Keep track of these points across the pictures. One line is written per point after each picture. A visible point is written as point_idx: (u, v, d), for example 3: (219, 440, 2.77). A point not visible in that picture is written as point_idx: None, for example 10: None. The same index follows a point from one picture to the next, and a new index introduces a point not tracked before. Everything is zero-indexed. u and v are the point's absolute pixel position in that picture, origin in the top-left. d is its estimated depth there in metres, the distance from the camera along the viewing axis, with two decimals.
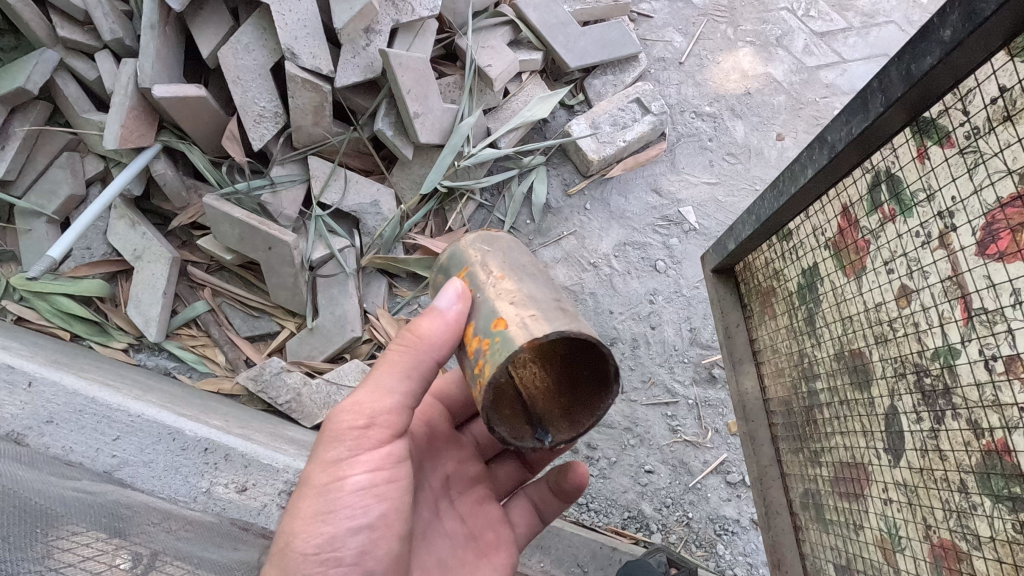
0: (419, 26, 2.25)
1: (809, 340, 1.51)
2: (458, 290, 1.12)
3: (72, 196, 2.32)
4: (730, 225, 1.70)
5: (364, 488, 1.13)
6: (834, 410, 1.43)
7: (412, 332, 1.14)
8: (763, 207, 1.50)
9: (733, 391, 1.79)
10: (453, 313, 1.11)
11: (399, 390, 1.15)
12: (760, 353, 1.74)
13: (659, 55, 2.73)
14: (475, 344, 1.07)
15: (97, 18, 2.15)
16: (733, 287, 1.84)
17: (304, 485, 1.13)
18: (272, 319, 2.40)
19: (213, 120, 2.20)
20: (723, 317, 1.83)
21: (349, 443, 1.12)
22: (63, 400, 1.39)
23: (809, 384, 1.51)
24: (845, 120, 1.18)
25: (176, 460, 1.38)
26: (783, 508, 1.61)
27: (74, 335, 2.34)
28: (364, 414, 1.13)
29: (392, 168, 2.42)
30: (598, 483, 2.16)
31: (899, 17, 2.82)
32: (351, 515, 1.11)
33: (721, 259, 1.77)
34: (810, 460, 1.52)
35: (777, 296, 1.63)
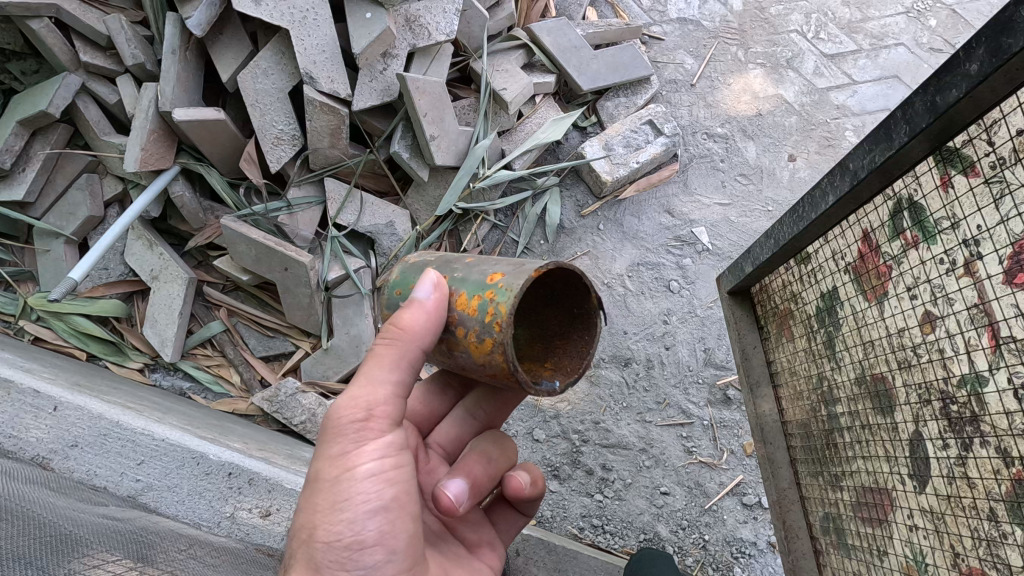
0: (435, 50, 2.27)
1: (829, 363, 1.50)
2: (431, 279, 1.14)
3: (90, 217, 2.34)
4: (747, 247, 1.70)
5: (375, 474, 1.10)
6: (855, 434, 1.42)
7: (391, 325, 1.11)
8: (782, 231, 1.50)
9: (750, 412, 1.79)
10: (432, 300, 1.12)
11: (394, 384, 1.12)
12: (778, 375, 1.73)
13: (670, 77, 2.76)
14: (465, 310, 1.11)
15: (120, 43, 2.18)
16: (750, 309, 1.84)
17: (317, 481, 1.10)
18: (286, 339, 2.41)
19: (232, 142, 2.22)
20: (740, 338, 1.82)
21: (354, 431, 1.09)
22: (87, 424, 1.40)
23: (829, 408, 1.51)
24: (868, 147, 1.19)
25: (200, 485, 1.39)
26: (804, 532, 1.60)
27: (90, 354, 2.35)
28: (361, 407, 1.09)
29: (407, 190, 2.44)
30: (614, 505, 2.16)
31: (908, 39, 2.84)
32: (365, 500, 1.08)
33: (739, 280, 1.77)
34: (830, 484, 1.51)
35: (795, 318, 1.63)
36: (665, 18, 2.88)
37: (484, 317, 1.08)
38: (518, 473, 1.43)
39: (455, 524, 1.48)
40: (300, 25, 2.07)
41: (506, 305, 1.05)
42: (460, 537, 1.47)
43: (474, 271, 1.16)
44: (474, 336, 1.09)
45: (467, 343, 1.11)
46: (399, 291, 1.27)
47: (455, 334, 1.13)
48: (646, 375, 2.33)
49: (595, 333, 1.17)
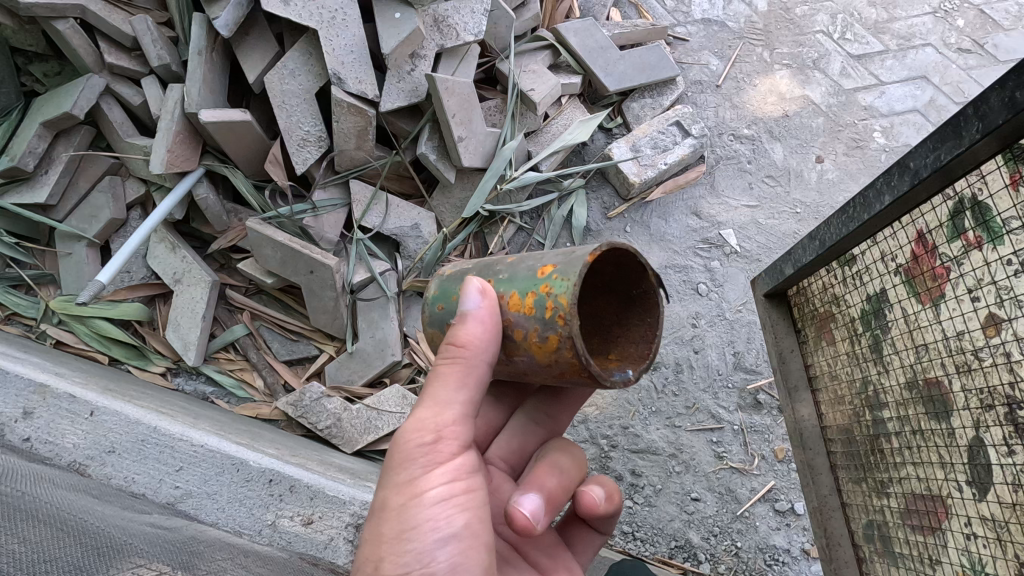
0: (463, 50, 2.25)
1: (874, 367, 1.48)
2: (479, 288, 1.14)
3: (112, 220, 2.32)
4: (787, 249, 1.63)
5: (444, 499, 1.07)
6: (905, 441, 1.41)
7: (451, 342, 1.11)
8: (828, 232, 1.46)
9: (788, 417, 1.72)
10: (482, 309, 1.11)
11: (459, 401, 1.11)
12: (817, 379, 1.67)
13: (695, 78, 2.73)
14: (519, 311, 1.10)
15: (146, 45, 2.16)
16: (787, 313, 1.75)
17: (384, 510, 1.08)
18: (310, 343, 2.38)
19: (257, 144, 2.20)
20: (777, 342, 1.74)
21: (422, 455, 1.08)
22: (125, 429, 1.37)
23: (875, 414, 1.48)
24: (932, 146, 1.16)
25: (241, 492, 1.36)
26: (846, 541, 1.55)
27: (113, 359, 2.32)
28: (428, 428, 1.08)
29: (432, 192, 2.41)
30: (644, 511, 2.12)
31: (935, 40, 2.82)
32: (434, 528, 1.05)
33: (777, 284, 1.68)
34: (876, 491, 1.47)
35: (836, 322, 1.59)
36: (689, 19, 2.86)
37: (544, 314, 1.06)
38: (592, 487, 1.36)
39: (526, 547, 1.43)
40: (328, 25, 2.04)
41: (566, 296, 1.03)
42: (532, 561, 1.42)
43: (519, 271, 1.14)
44: (535, 335, 1.08)
45: (529, 345, 1.09)
46: (441, 306, 1.25)
47: (514, 337, 1.11)
48: (675, 380, 2.29)
49: (657, 313, 1.15)
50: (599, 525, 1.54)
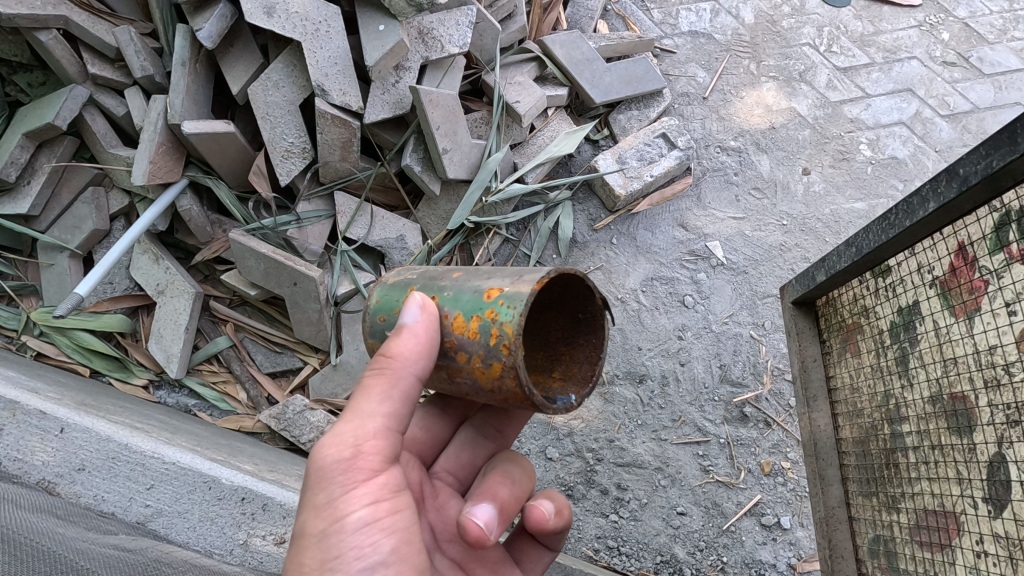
0: (448, 63, 2.25)
1: (899, 380, 1.54)
2: (420, 304, 1.13)
3: (95, 231, 2.30)
4: (820, 256, 1.63)
5: (367, 522, 1.08)
6: (922, 456, 1.46)
7: (382, 353, 1.10)
8: (867, 239, 1.46)
9: (804, 425, 1.76)
10: (419, 324, 1.11)
11: (383, 415, 1.10)
12: (836, 391, 1.72)
13: (682, 90, 2.74)
14: (463, 333, 1.11)
15: (129, 55, 2.16)
16: (814, 321, 1.79)
17: (304, 535, 1.09)
18: (294, 355, 2.36)
19: (241, 155, 2.19)
20: (800, 350, 1.78)
21: (341, 477, 1.08)
22: (96, 446, 1.36)
23: (895, 427, 1.54)
24: (984, 152, 1.15)
25: (213, 510, 1.35)
26: (849, 554, 1.59)
27: (94, 371, 2.30)
28: (350, 447, 1.08)
29: (418, 203, 2.40)
30: (629, 526, 2.11)
31: (921, 53, 2.83)
32: (357, 556, 1.07)
33: (807, 291, 1.71)
34: (886, 507, 1.52)
35: (863, 333, 1.64)
36: (676, 31, 2.87)
37: (488, 341, 1.07)
38: (542, 502, 1.36)
39: (472, 566, 1.42)
40: (312, 37, 2.04)
41: (511, 325, 1.04)
42: None
43: (466, 291, 1.14)
44: (479, 360, 1.08)
45: (472, 369, 1.10)
46: (382, 316, 1.24)
47: (457, 360, 1.12)
48: (661, 393, 2.28)
49: (601, 337, 1.22)
50: (547, 540, 1.53)
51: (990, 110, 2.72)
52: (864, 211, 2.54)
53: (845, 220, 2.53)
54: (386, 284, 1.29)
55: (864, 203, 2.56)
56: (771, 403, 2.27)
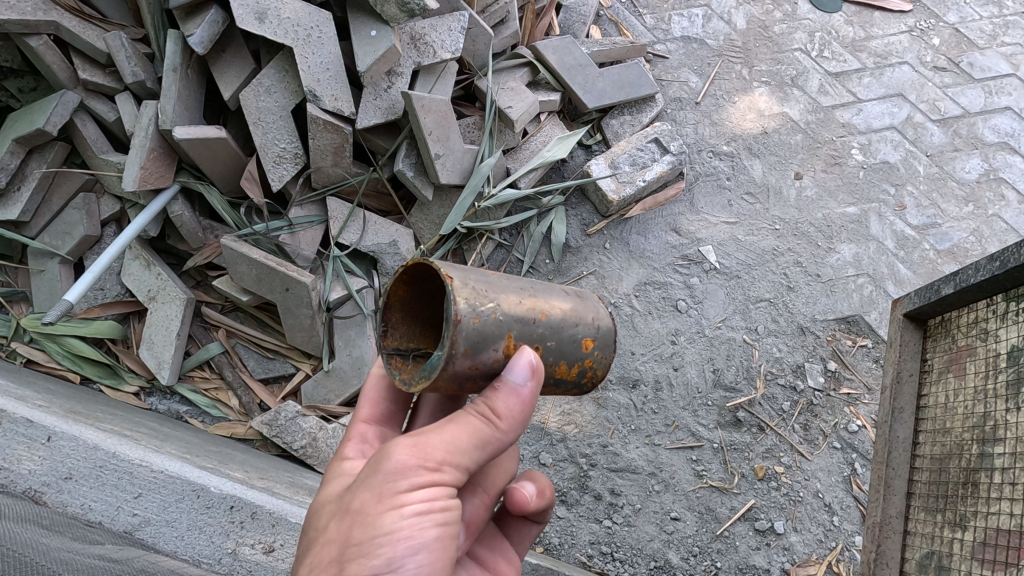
0: (440, 68, 2.26)
1: (1004, 403, 1.50)
2: (531, 365, 1.13)
3: (86, 237, 2.29)
4: (953, 270, 1.64)
5: (421, 514, 1.06)
6: (1008, 477, 1.43)
7: (486, 408, 1.13)
8: (1013, 254, 1.47)
9: (879, 434, 1.78)
10: (528, 388, 1.13)
11: (469, 454, 1.11)
12: (926, 408, 1.74)
13: (675, 95, 2.75)
14: (566, 373, 1.24)
15: (120, 61, 2.15)
16: (923, 337, 1.80)
17: (359, 511, 1.06)
18: (286, 361, 2.35)
19: (233, 160, 2.18)
20: (898, 363, 1.80)
21: (416, 472, 1.06)
22: (83, 455, 1.35)
23: (983, 447, 1.52)
24: None
25: (201, 519, 1.34)
26: (895, 562, 1.64)
27: (84, 378, 2.29)
28: (432, 452, 1.08)
29: (411, 209, 2.40)
30: (623, 531, 2.10)
31: (912, 58, 2.85)
32: (408, 539, 1.05)
33: (929, 304, 1.71)
34: (951, 524, 1.54)
35: (974, 356, 1.62)
36: (669, 36, 2.88)
37: (584, 379, 1.27)
38: (523, 484, 1.41)
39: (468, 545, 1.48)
40: (304, 42, 2.04)
41: (603, 368, 1.29)
42: (476, 557, 1.47)
43: (563, 336, 1.22)
44: (559, 388, 1.27)
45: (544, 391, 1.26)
46: (472, 365, 1.12)
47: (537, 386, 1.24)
48: (655, 398, 2.27)
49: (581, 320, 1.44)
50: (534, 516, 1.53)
51: (980, 115, 2.74)
52: (856, 216, 2.55)
53: (837, 224, 2.54)
54: (472, 326, 1.10)
55: (856, 208, 2.57)
56: (764, 408, 2.26)
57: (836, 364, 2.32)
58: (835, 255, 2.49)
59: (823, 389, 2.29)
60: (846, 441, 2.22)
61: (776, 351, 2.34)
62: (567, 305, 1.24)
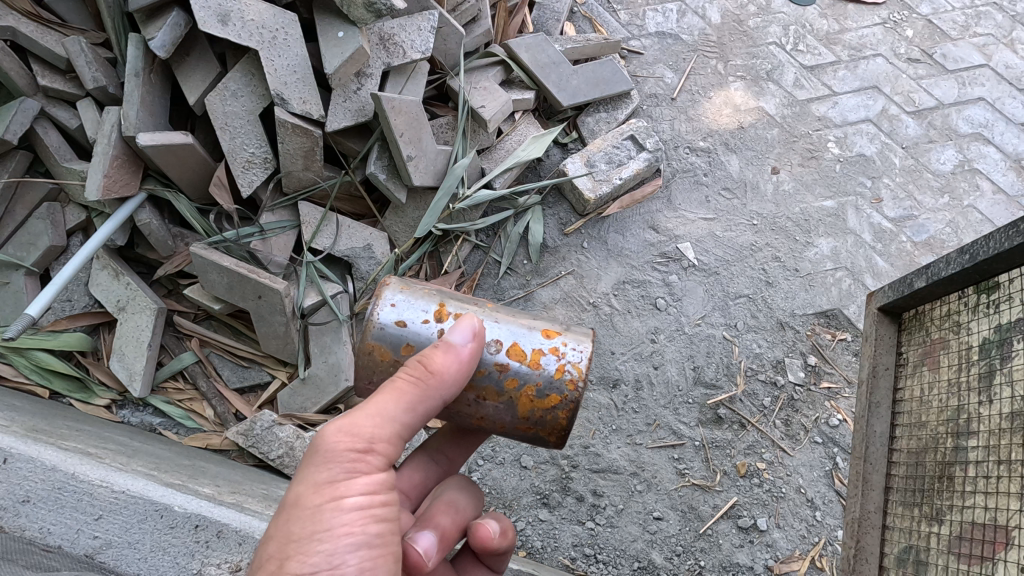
0: (411, 68, 2.22)
1: (977, 396, 1.50)
2: (470, 328, 1.19)
3: (51, 247, 2.22)
4: (924, 264, 1.64)
5: (360, 506, 1.12)
6: (983, 471, 1.43)
7: (420, 365, 1.14)
8: (987, 247, 1.46)
9: (856, 429, 1.78)
10: (466, 349, 1.17)
11: (399, 420, 1.14)
12: (903, 402, 1.73)
13: (651, 91, 2.73)
14: (534, 360, 1.23)
15: (80, 66, 2.09)
16: (897, 331, 1.80)
17: (296, 506, 1.10)
18: (262, 369, 2.30)
19: (200, 166, 2.14)
20: (873, 357, 1.80)
21: (349, 459, 1.11)
22: (42, 476, 1.33)
23: (958, 441, 1.52)
24: None
25: (164, 540, 1.30)
26: (874, 558, 1.63)
27: (53, 392, 2.22)
28: (363, 440, 1.12)
29: (385, 212, 2.36)
30: (606, 533, 2.09)
31: (886, 50, 2.85)
32: (348, 533, 1.09)
33: (903, 298, 1.71)
34: (928, 518, 1.53)
35: (948, 349, 1.62)
36: (644, 32, 2.87)
37: (552, 374, 1.23)
38: (486, 522, 1.43)
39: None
40: (269, 44, 2.00)
41: (581, 365, 1.23)
42: None
43: (516, 324, 1.27)
44: (532, 389, 1.22)
45: (520, 396, 1.23)
46: (398, 321, 1.24)
47: (504, 386, 1.23)
48: (635, 397, 2.26)
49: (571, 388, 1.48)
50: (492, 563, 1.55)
51: (954, 106, 2.75)
52: (834, 210, 2.55)
53: (814, 218, 2.54)
54: (397, 288, 1.29)
55: (834, 202, 2.57)
56: (745, 404, 2.26)
57: (816, 358, 2.32)
58: (813, 249, 2.49)
59: (803, 384, 2.29)
60: (827, 435, 2.22)
61: (756, 347, 2.33)
62: (521, 313, 1.32)
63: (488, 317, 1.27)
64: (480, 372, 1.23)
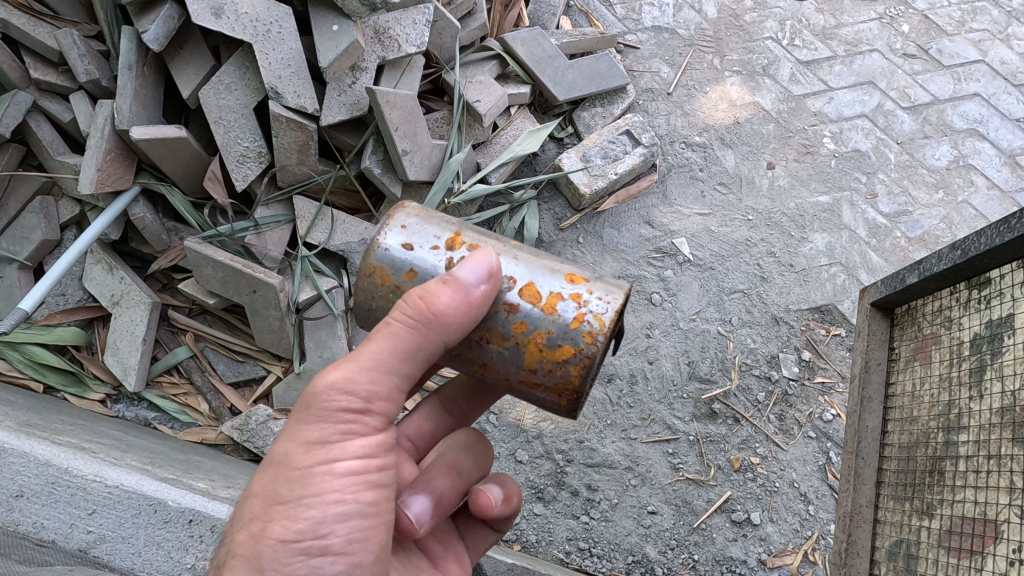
0: (406, 62, 2.22)
1: (968, 391, 1.51)
2: (484, 266, 1.09)
3: (45, 241, 2.21)
4: (917, 259, 1.65)
5: (353, 472, 1.11)
6: (973, 465, 1.44)
7: (421, 304, 1.07)
8: (978, 243, 1.47)
9: (849, 424, 1.79)
10: (477, 287, 1.08)
11: (395, 370, 1.11)
12: (895, 396, 1.74)
13: (647, 86, 2.73)
14: (549, 305, 1.13)
15: (72, 59, 2.08)
16: (890, 326, 1.81)
17: (286, 466, 1.11)
18: (257, 363, 2.30)
19: (194, 160, 2.13)
20: (866, 352, 1.81)
21: (342, 417, 1.10)
22: (35, 472, 1.33)
23: (949, 436, 1.53)
24: None
25: (159, 534, 1.30)
26: (865, 551, 1.65)
27: (48, 386, 2.22)
28: (358, 398, 1.10)
29: (380, 206, 2.36)
30: (601, 527, 2.10)
31: (883, 45, 2.85)
32: (337, 500, 1.10)
33: (895, 293, 1.72)
34: (919, 512, 1.54)
35: (939, 344, 1.63)
36: (639, 26, 2.86)
37: (569, 324, 1.13)
38: (488, 488, 1.42)
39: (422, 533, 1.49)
40: (263, 38, 1.99)
41: (603, 319, 1.12)
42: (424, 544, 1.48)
43: (535, 266, 1.17)
44: (542, 338, 1.13)
45: (528, 343, 1.14)
46: (406, 245, 1.18)
47: (511, 330, 1.14)
48: (630, 392, 2.26)
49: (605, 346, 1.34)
50: (495, 523, 1.57)
51: (950, 102, 2.75)
52: (829, 205, 2.56)
53: (809, 214, 2.54)
54: (414, 212, 1.23)
55: (829, 197, 2.57)
56: (739, 399, 2.26)
57: (810, 353, 2.33)
58: (808, 244, 2.49)
59: (798, 379, 2.30)
60: (820, 430, 2.23)
61: (750, 342, 2.33)
62: (545, 254, 1.22)
63: (507, 254, 1.19)
64: (488, 311, 1.15)
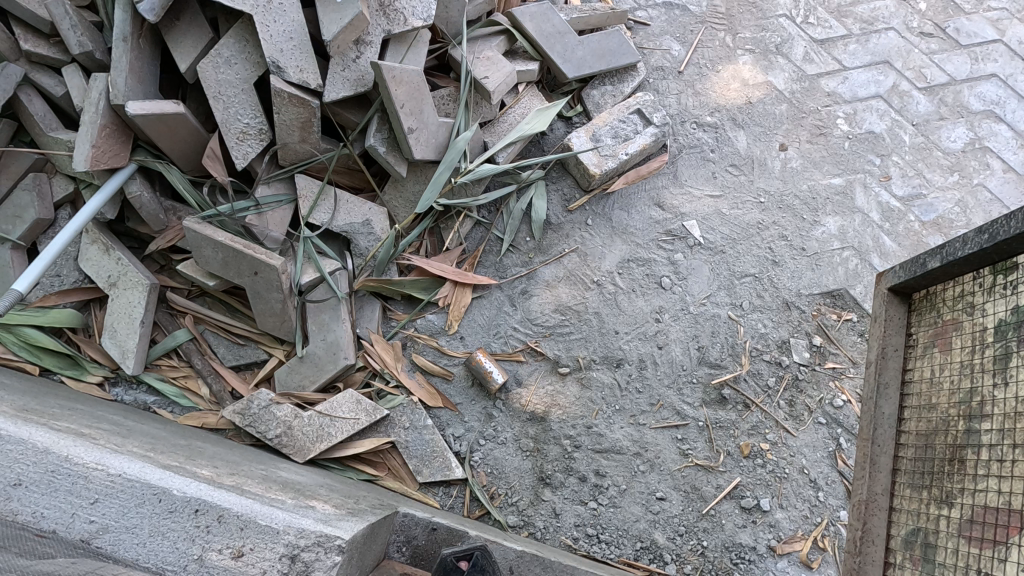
0: (411, 37, 2.15)
1: (991, 379, 1.47)
2: None
3: (38, 221, 2.14)
4: (938, 243, 1.61)
5: None
6: (996, 454, 1.40)
7: None
8: (1005, 227, 1.43)
9: (865, 410, 1.76)
10: None
11: None
12: (912, 383, 1.71)
13: (657, 64, 2.66)
14: None
15: (65, 30, 2.01)
16: (907, 312, 1.77)
17: None
18: (258, 347, 2.25)
19: (192, 137, 2.06)
20: (881, 338, 1.77)
21: None
22: (33, 460, 1.28)
23: (970, 424, 1.49)
24: None
25: (163, 524, 1.26)
26: (880, 540, 1.62)
27: (43, 369, 2.17)
28: None
29: (383, 186, 2.30)
30: (609, 513, 2.08)
31: (898, 24, 2.78)
32: None
33: (915, 278, 1.68)
34: (937, 501, 1.51)
35: (960, 330, 1.59)
36: (650, 2, 2.78)
37: None
38: None
39: None
40: (263, 9, 1.91)
41: None
42: None
43: None
44: None
45: None
46: None
47: None
48: (639, 376, 2.22)
49: None
50: None
51: (966, 83, 2.69)
52: (842, 188, 2.51)
53: (822, 196, 2.49)
54: None
55: (841, 179, 2.52)
56: (749, 384, 2.22)
57: (821, 339, 2.29)
58: (820, 228, 2.44)
59: (808, 364, 2.26)
60: (831, 416, 2.20)
61: (760, 327, 2.29)
62: None
63: None
64: None
